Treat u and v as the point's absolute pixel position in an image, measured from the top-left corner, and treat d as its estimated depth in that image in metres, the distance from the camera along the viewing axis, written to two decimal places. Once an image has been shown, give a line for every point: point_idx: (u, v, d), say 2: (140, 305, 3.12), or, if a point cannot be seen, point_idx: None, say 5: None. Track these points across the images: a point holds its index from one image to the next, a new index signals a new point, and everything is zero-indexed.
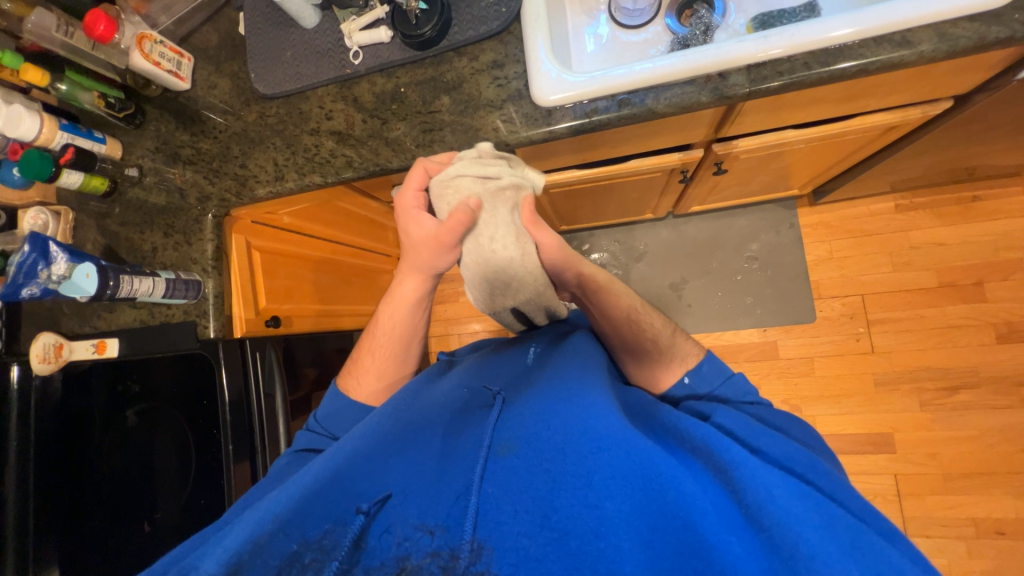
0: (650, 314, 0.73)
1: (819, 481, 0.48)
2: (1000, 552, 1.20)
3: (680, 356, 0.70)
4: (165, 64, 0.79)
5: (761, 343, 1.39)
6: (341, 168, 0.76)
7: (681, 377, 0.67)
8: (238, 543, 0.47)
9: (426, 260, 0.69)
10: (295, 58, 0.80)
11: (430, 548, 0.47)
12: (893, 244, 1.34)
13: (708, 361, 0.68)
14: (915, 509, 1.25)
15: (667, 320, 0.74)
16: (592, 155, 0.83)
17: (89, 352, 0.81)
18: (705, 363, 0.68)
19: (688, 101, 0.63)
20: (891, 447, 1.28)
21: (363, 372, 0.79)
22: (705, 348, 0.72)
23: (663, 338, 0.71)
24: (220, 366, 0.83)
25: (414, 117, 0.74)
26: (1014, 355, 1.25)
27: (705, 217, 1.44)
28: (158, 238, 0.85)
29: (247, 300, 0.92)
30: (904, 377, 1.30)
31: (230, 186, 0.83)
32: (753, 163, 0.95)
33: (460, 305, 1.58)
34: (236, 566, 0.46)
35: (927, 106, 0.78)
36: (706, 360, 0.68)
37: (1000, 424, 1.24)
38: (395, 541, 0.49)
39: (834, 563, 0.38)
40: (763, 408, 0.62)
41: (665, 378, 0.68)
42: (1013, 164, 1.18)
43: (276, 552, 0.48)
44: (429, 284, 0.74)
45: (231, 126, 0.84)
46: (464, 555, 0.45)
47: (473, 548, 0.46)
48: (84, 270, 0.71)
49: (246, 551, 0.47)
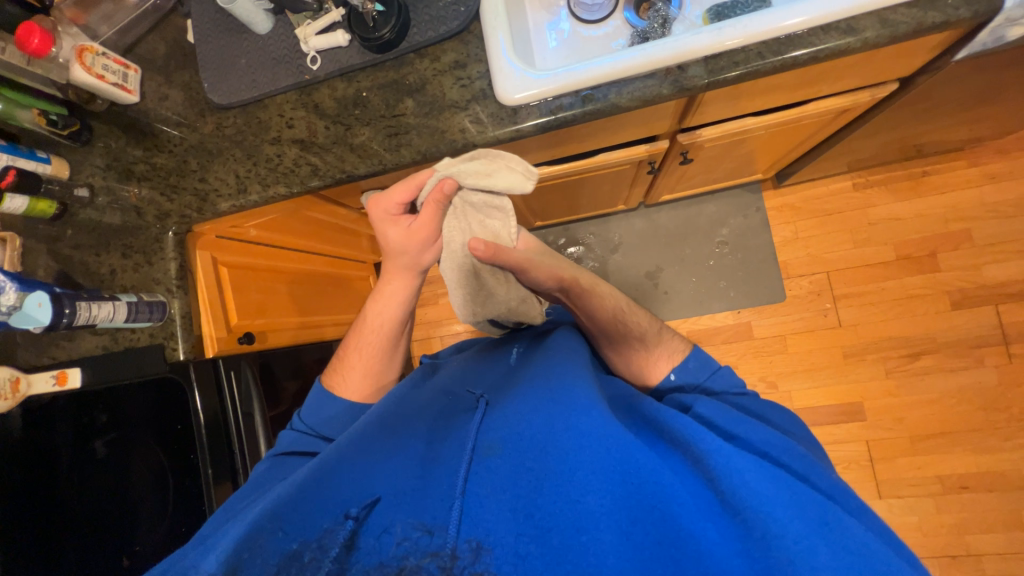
0: (637, 312, 0.73)
1: (792, 462, 0.51)
2: (965, 505, 1.28)
3: (668, 351, 0.70)
4: (109, 77, 0.75)
5: (736, 325, 1.43)
6: (306, 177, 0.75)
7: (668, 373, 0.68)
8: (234, 543, 0.48)
9: (415, 257, 0.74)
10: (250, 66, 0.77)
11: (430, 548, 0.47)
12: (854, 221, 1.40)
13: (695, 355, 0.69)
14: (886, 472, 1.32)
15: (653, 317, 0.75)
16: (561, 151, 0.84)
17: (49, 385, 0.75)
18: (692, 358, 0.69)
19: (650, 94, 0.64)
20: (862, 415, 1.35)
21: (348, 369, 0.79)
22: (692, 343, 0.73)
23: (649, 336, 0.71)
24: (194, 386, 0.82)
25: (378, 121, 0.72)
26: (968, 320, 1.33)
27: (676, 205, 1.47)
28: (116, 259, 0.82)
29: (217, 318, 0.89)
30: (871, 347, 1.36)
31: (190, 202, 0.80)
32: (717, 151, 0.98)
33: (440, 307, 1.57)
34: (235, 566, 0.47)
35: (874, 88, 0.81)
36: (693, 355, 0.69)
37: (959, 385, 1.32)
38: (395, 541, 0.48)
39: (803, 539, 0.40)
40: (748, 397, 0.64)
41: (656, 372, 0.69)
42: (957, 139, 1.25)
43: (275, 550, 0.49)
44: (415, 283, 0.78)
45: (187, 138, 0.81)
46: (464, 555, 0.45)
47: (473, 548, 0.45)
48: (37, 299, 0.67)
49: (244, 550, 0.48)
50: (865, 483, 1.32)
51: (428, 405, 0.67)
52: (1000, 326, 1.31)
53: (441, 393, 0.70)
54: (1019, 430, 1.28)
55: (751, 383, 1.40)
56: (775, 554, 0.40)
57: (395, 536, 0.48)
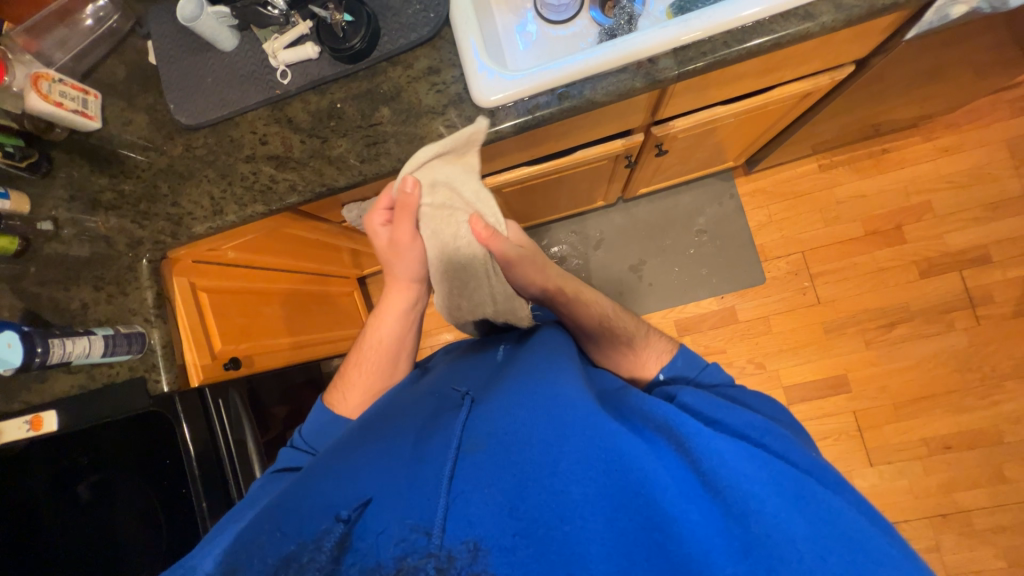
0: (622, 315, 0.75)
1: (771, 441, 0.52)
2: (950, 464, 1.34)
3: (656, 351, 0.72)
4: (67, 104, 0.74)
5: (721, 310, 1.46)
6: (285, 192, 0.73)
7: (657, 373, 0.69)
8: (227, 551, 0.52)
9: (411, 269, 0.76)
10: (217, 85, 0.75)
11: (428, 548, 0.46)
12: (822, 201, 1.45)
13: (682, 354, 0.70)
14: (875, 440, 1.37)
15: (639, 320, 0.77)
16: (540, 150, 0.84)
17: (23, 430, 0.72)
18: (680, 357, 0.70)
19: (623, 88, 0.65)
20: (847, 387, 1.39)
21: (349, 387, 0.77)
22: (678, 342, 0.74)
23: (636, 337, 0.73)
24: (180, 420, 0.78)
25: (355, 132, 0.71)
26: (938, 286, 1.39)
27: (652, 198, 1.50)
28: (88, 293, 0.78)
29: (199, 345, 0.86)
30: (850, 321, 1.41)
31: (163, 227, 0.78)
32: (690, 141, 1.00)
33: (428, 317, 1.56)
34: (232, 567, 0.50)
35: (834, 71, 0.85)
36: (679, 354, 0.71)
37: (934, 349, 1.38)
38: (392, 541, 0.47)
39: (778, 512, 0.42)
40: (737, 390, 0.66)
41: (646, 371, 0.70)
42: (911, 116, 1.32)
43: (273, 552, 0.50)
44: (416, 298, 0.79)
45: (155, 162, 0.79)
46: (462, 554, 0.44)
47: (470, 548, 0.45)
48: (4, 340, 0.64)
49: (244, 555, 0.50)
50: (857, 452, 1.37)
51: (414, 407, 0.66)
52: (966, 290, 1.38)
53: (428, 394, 0.69)
54: (992, 388, 1.35)
55: (741, 366, 1.43)
56: (755, 529, 0.41)
57: (392, 536, 0.47)
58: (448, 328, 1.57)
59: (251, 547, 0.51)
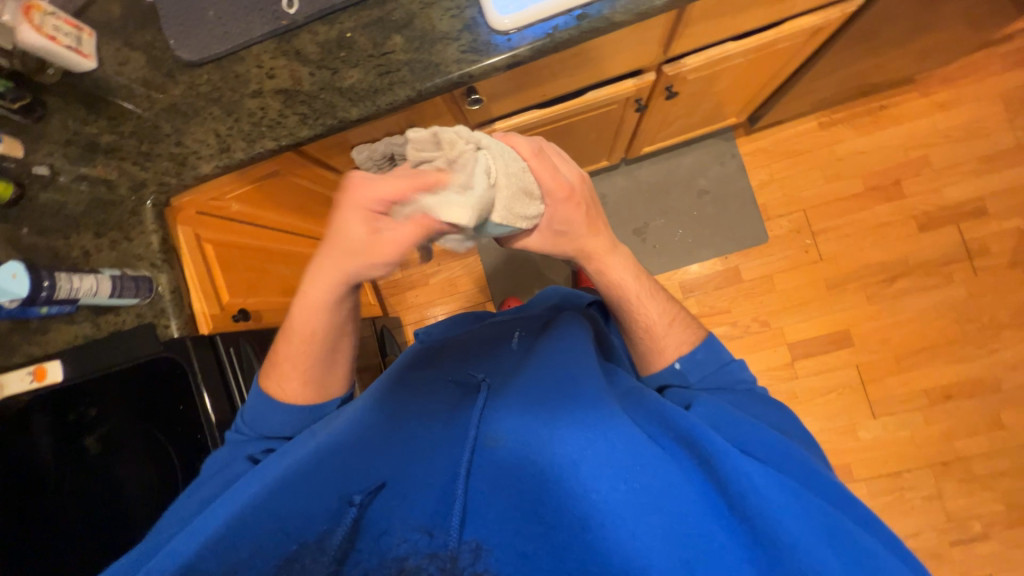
0: (650, 301, 0.68)
1: (790, 470, 0.48)
2: (951, 413, 1.37)
3: (678, 337, 0.68)
4: (61, 39, 0.70)
5: (725, 270, 1.47)
6: (295, 126, 0.71)
7: (673, 360, 0.67)
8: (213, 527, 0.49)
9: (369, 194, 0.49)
10: (220, 17, 0.73)
11: (429, 548, 0.47)
12: (823, 158, 1.46)
13: (707, 347, 0.66)
14: (877, 391, 1.39)
15: (669, 298, 0.71)
16: (552, 86, 0.83)
17: (26, 381, 0.69)
18: (703, 348, 0.66)
19: (642, 7, 0.64)
20: (849, 341, 1.41)
21: (284, 374, 0.69)
22: (706, 330, 0.69)
23: (657, 328, 0.68)
24: (192, 370, 0.74)
25: (367, 61, 0.70)
26: (936, 239, 1.41)
27: (654, 160, 1.50)
28: (89, 239, 0.76)
29: (209, 296, 0.84)
30: (851, 277, 1.43)
31: (167, 167, 0.75)
32: (698, 86, 1.00)
33: (431, 287, 1.57)
34: (235, 567, 0.46)
35: (844, 3, 0.84)
36: (703, 345, 0.66)
37: (933, 301, 1.40)
38: (395, 541, 0.48)
39: (814, 550, 0.39)
40: (754, 397, 0.62)
41: (663, 357, 0.68)
42: (908, 71, 1.33)
43: (274, 551, 0.47)
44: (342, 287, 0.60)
45: (158, 101, 0.76)
46: (465, 554, 0.45)
47: (473, 548, 0.46)
48: (10, 271, 0.62)
49: (246, 550, 0.47)
50: (859, 405, 1.39)
51: (431, 397, 0.66)
52: (964, 243, 1.40)
53: (441, 379, 0.70)
54: (990, 336, 1.38)
55: (745, 324, 1.45)
56: (787, 566, 0.39)
57: (395, 535, 0.49)
58: (453, 297, 1.56)
59: (251, 542, 0.48)
